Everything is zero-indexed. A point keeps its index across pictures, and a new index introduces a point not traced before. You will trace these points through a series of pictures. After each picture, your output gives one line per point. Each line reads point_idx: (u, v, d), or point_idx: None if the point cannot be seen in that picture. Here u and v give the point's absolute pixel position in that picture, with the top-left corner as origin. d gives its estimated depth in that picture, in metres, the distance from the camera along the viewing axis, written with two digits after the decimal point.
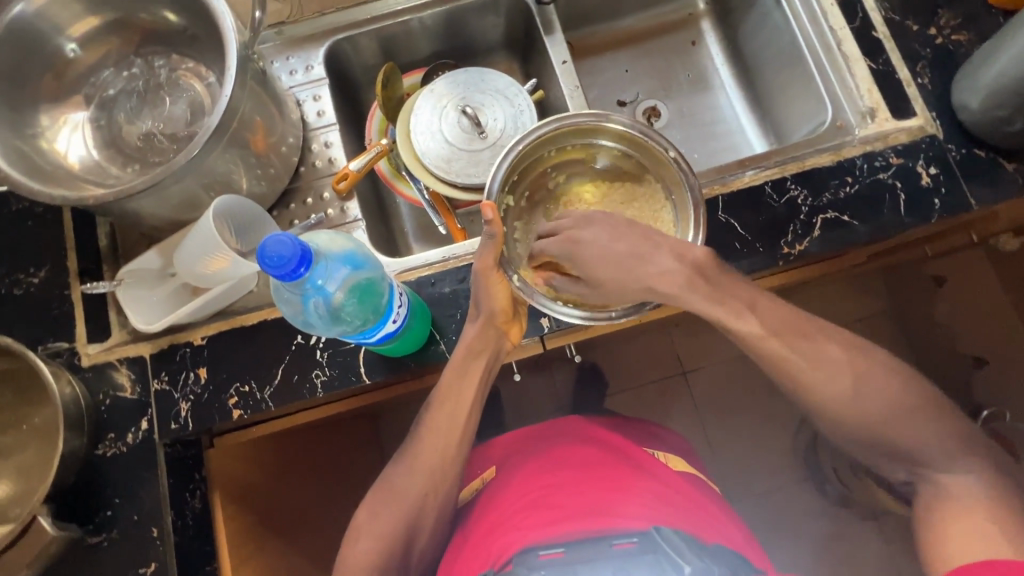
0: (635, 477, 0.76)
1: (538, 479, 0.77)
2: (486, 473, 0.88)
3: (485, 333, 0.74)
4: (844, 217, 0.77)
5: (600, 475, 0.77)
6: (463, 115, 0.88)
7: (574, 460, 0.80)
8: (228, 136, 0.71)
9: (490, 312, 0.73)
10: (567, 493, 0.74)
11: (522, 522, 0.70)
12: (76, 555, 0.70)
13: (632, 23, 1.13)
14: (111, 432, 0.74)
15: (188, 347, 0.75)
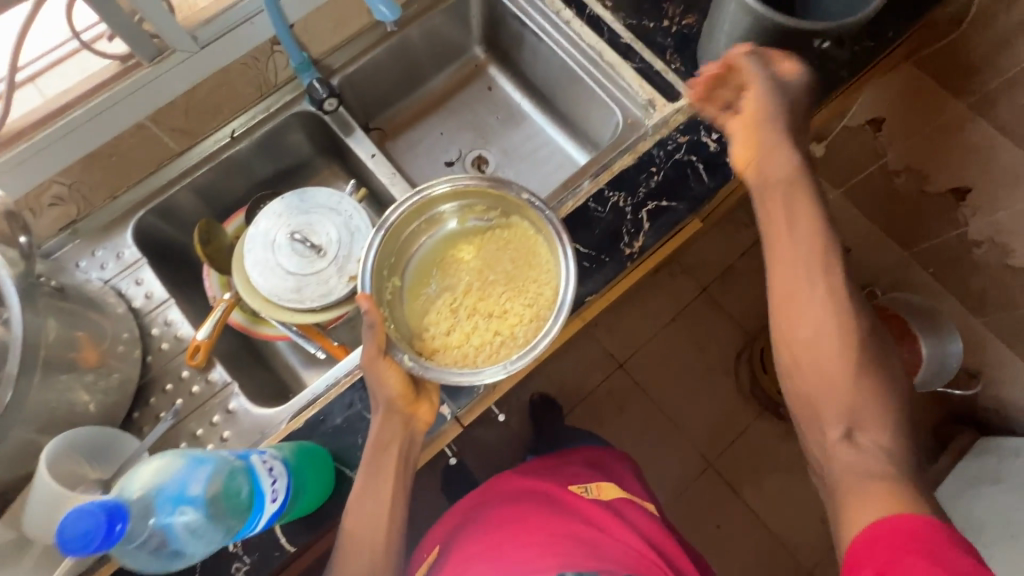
0: (552, 519, 0.81)
1: (466, 552, 0.80)
2: (432, 553, 0.88)
3: (389, 422, 0.71)
4: (663, 202, 0.84)
5: (517, 526, 0.81)
6: (296, 241, 0.88)
7: (503, 519, 0.84)
8: (42, 371, 0.66)
9: (387, 399, 0.71)
10: (491, 553, 0.78)
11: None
12: None
13: (429, 92, 1.18)
14: None
15: None
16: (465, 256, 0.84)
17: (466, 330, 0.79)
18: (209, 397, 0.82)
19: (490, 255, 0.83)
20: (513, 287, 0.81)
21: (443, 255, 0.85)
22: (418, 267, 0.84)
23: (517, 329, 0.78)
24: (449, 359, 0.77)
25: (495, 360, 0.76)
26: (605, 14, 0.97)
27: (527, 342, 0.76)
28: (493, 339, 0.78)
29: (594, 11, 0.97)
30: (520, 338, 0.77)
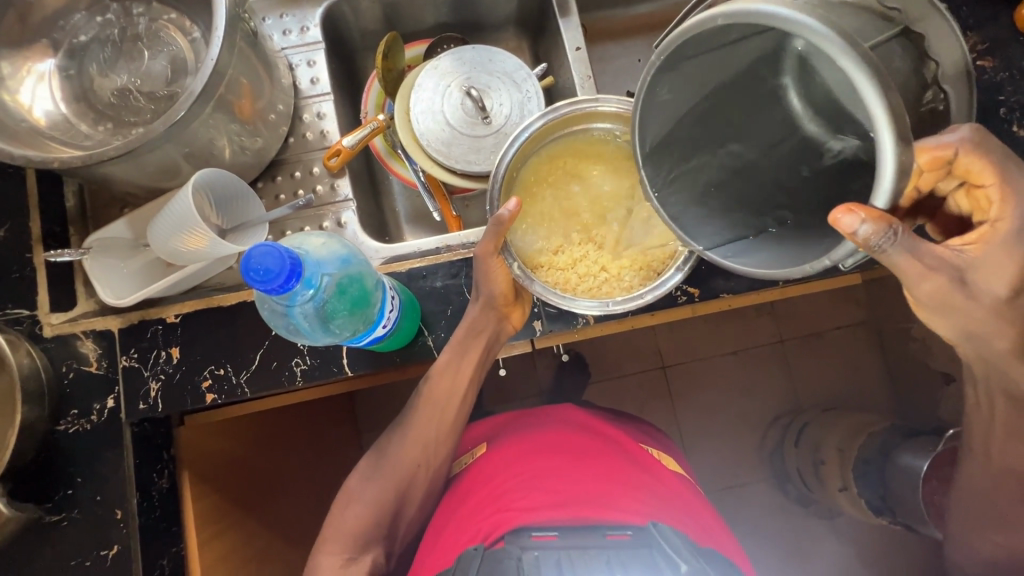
0: (630, 473, 0.76)
1: (532, 463, 0.76)
2: (477, 448, 0.86)
3: (485, 316, 0.73)
4: None
5: (593, 464, 0.76)
6: (468, 96, 0.83)
7: (565, 445, 0.80)
8: (213, 103, 0.65)
9: (490, 295, 0.71)
10: (562, 478, 0.74)
11: (519, 502, 0.71)
12: (32, 534, 0.67)
13: (649, 9, 1.08)
14: (74, 408, 0.70)
15: (161, 324, 0.71)
16: (591, 173, 0.74)
17: (570, 254, 0.72)
18: (326, 203, 0.82)
19: (617, 183, 0.74)
20: (634, 229, 0.73)
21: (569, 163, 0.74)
22: (540, 166, 0.74)
23: (623, 272, 0.71)
24: (546, 274, 0.71)
25: (595, 294, 0.70)
26: None
27: (630, 289, 0.70)
28: (597, 274, 0.72)
29: None
30: (624, 283, 0.71)
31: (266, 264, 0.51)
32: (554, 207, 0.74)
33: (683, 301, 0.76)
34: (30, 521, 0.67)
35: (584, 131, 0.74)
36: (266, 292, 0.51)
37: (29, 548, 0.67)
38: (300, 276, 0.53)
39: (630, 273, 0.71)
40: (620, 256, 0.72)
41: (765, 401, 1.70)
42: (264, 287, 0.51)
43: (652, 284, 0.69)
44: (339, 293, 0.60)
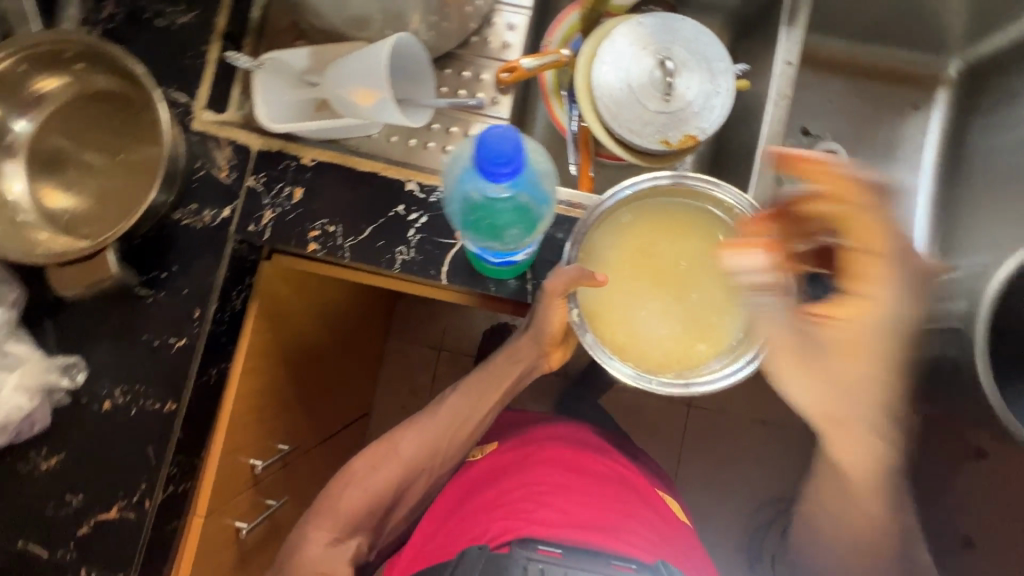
0: (638, 508, 0.75)
1: (542, 476, 0.76)
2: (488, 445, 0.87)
3: (529, 347, 0.79)
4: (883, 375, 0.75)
5: (604, 490, 0.76)
6: (659, 66, 0.79)
7: (577, 464, 0.79)
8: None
9: (539, 328, 0.75)
10: (571, 497, 0.73)
11: (528, 511, 0.70)
12: (117, 298, 0.71)
13: (864, 54, 0.99)
14: (193, 203, 0.73)
15: (295, 162, 0.73)
16: (682, 243, 0.70)
17: (631, 318, 0.70)
18: (479, 115, 0.80)
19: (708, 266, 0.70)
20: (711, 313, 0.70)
21: (654, 225, 0.71)
22: (624, 218, 0.71)
23: (679, 355, 0.70)
24: (602, 331, 0.70)
25: (642, 365, 0.69)
26: None
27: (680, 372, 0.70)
28: (655, 350, 0.70)
29: None
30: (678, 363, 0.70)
31: (500, 146, 0.53)
32: (633, 266, 0.71)
33: None
34: (122, 287, 0.70)
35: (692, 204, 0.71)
36: (478, 165, 0.54)
37: (108, 309, 0.71)
38: (511, 178, 0.55)
39: (687, 356, 0.70)
40: (683, 339, 0.70)
41: (772, 480, 1.65)
42: (482, 161, 0.54)
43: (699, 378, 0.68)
44: (521, 211, 0.61)
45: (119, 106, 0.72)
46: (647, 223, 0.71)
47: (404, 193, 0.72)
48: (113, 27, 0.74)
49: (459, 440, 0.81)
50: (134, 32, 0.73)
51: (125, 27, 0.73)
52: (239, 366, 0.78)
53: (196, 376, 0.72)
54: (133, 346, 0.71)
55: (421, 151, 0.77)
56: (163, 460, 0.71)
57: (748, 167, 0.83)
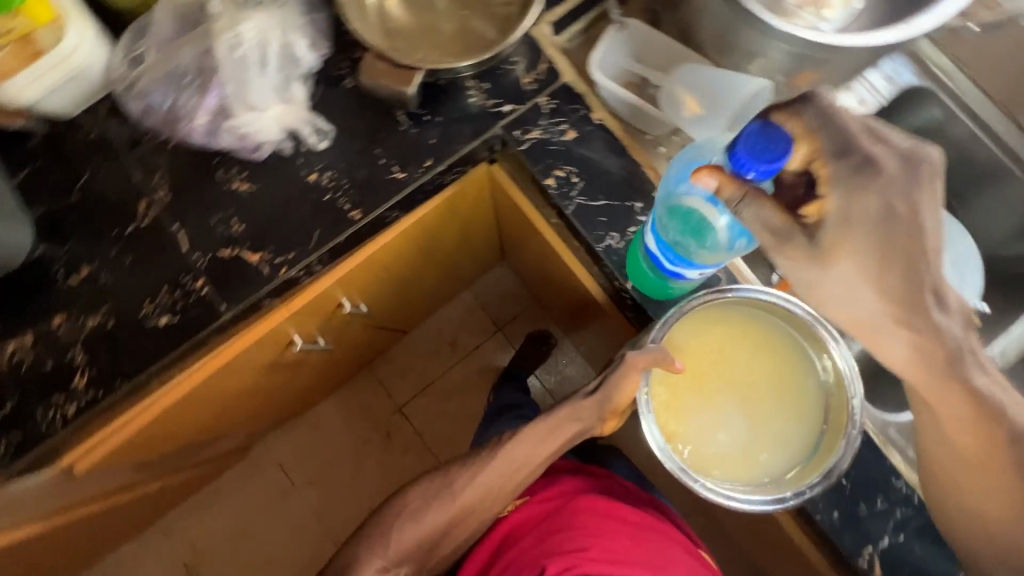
0: (674, 558, 0.79)
1: (582, 522, 0.79)
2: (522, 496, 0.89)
3: (590, 409, 0.76)
4: None
5: (642, 539, 0.79)
6: None
7: (610, 509, 0.82)
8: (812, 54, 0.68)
9: (609, 397, 0.74)
10: (614, 545, 0.76)
11: (577, 558, 0.74)
12: (381, 109, 0.77)
13: None
14: (487, 82, 0.78)
15: (584, 111, 0.78)
16: (751, 347, 0.71)
17: (689, 408, 0.71)
18: None
19: (781, 393, 0.71)
20: (773, 436, 0.70)
21: (744, 329, 0.72)
22: (724, 313, 0.72)
23: (727, 465, 0.69)
24: (661, 406, 0.71)
25: (692, 459, 0.70)
26: None
27: (724, 475, 0.69)
28: (704, 449, 0.70)
29: None
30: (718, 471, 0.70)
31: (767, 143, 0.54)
32: (706, 359, 0.71)
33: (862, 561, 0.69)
34: (394, 105, 0.77)
35: (777, 323, 0.72)
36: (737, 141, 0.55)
37: (367, 111, 0.77)
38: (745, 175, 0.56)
39: (733, 470, 0.69)
40: (735, 449, 0.70)
41: None
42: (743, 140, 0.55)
43: (745, 499, 0.67)
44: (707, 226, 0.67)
45: None
46: (733, 325, 0.72)
47: (648, 196, 0.76)
48: None
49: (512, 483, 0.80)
50: None
51: None
52: (379, 241, 0.84)
53: (388, 207, 0.77)
54: (362, 151, 0.77)
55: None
56: (318, 247, 0.76)
57: None
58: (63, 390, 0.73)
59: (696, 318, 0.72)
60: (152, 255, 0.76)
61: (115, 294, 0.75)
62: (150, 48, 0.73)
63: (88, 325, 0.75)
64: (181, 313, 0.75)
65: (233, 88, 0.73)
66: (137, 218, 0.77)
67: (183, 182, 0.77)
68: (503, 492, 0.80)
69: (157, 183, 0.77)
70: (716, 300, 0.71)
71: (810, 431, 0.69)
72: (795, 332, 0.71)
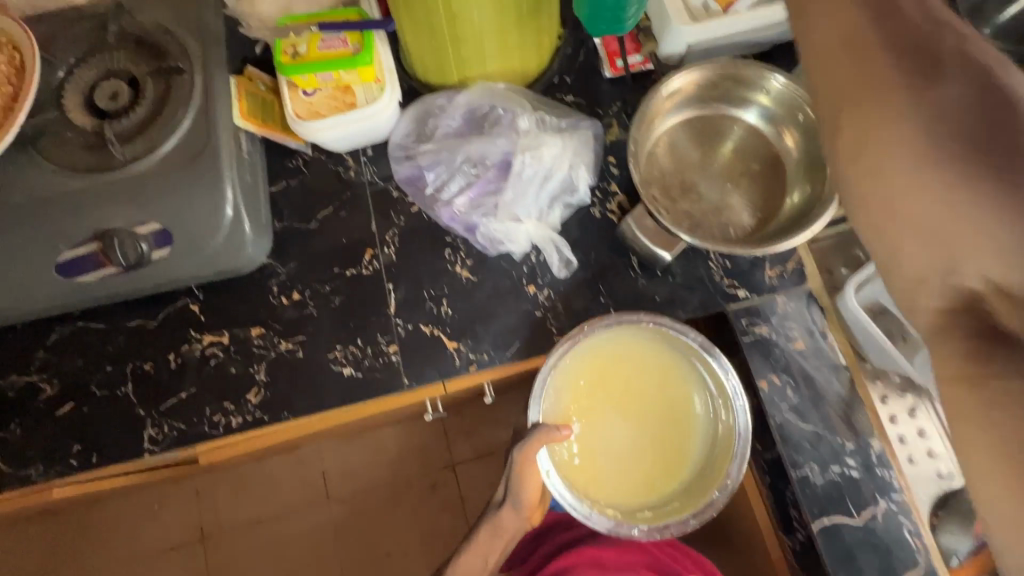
0: None
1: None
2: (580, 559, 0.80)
3: (512, 522, 0.77)
4: None
5: None
6: None
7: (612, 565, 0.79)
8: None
9: (517, 501, 0.76)
10: None
11: None
12: (619, 250, 0.77)
13: None
14: (731, 261, 0.76)
15: (821, 325, 0.74)
16: (638, 365, 0.78)
17: (595, 424, 0.78)
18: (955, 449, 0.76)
19: (653, 379, 0.78)
20: (666, 439, 0.78)
21: (617, 353, 0.77)
22: (610, 354, 0.78)
23: (600, 478, 0.77)
24: (567, 467, 0.77)
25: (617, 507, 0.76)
26: None
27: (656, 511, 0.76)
28: (611, 491, 0.77)
29: None
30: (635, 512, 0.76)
31: None
32: (598, 405, 0.78)
33: None
34: (635, 253, 0.76)
35: (641, 335, 0.77)
36: None
37: (605, 246, 0.77)
38: None
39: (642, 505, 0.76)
40: (639, 478, 0.77)
41: None
42: None
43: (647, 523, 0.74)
44: None
45: (770, 166, 0.79)
46: (611, 367, 0.78)
47: (862, 439, 0.71)
48: None
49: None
50: None
51: None
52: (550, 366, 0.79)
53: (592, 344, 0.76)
54: (587, 282, 0.77)
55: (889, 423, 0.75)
56: (516, 357, 0.76)
57: None
58: (236, 400, 0.75)
59: (573, 384, 0.78)
60: (358, 302, 0.78)
61: (315, 329, 0.77)
62: (442, 126, 0.78)
63: (279, 348, 0.77)
64: (365, 369, 0.76)
65: (505, 194, 0.76)
66: (361, 263, 0.79)
67: (413, 247, 0.79)
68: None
69: (389, 239, 0.80)
70: (592, 342, 0.76)
71: (701, 425, 0.78)
72: (658, 344, 0.78)
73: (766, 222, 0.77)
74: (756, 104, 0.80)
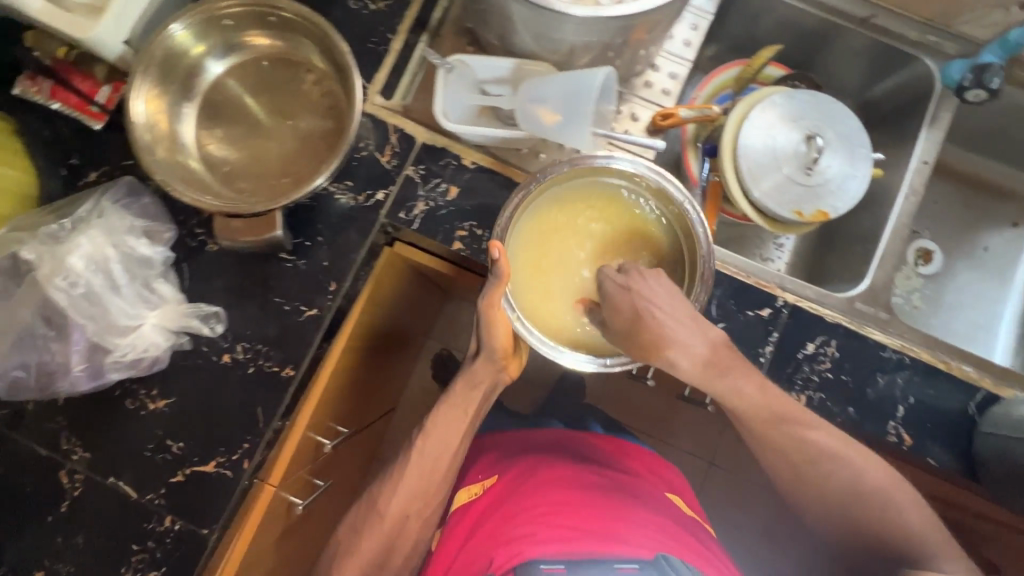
0: (627, 503, 0.73)
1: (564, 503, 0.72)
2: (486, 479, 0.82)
3: (484, 368, 0.73)
4: (864, 376, 0.74)
5: (610, 499, 0.74)
6: (808, 142, 0.82)
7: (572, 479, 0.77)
8: (634, 23, 0.65)
9: (490, 347, 0.70)
10: (574, 512, 0.70)
11: (525, 533, 0.67)
12: (261, 260, 0.72)
13: (970, 166, 1.03)
14: (348, 180, 0.75)
15: (455, 161, 0.75)
16: (593, 216, 0.71)
17: (568, 289, 0.70)
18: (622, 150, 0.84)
19: (610, 226, 0.72)
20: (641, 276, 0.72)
21: (560, 207, 0.71)
22: (564, 207, 0.71)
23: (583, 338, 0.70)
24: (540, 320, 0.69)
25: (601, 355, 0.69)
26: None
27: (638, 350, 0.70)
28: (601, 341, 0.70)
29: None
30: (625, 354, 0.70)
31: None
32: (570, 264, 0.71)
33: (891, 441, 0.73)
34: (274, 251, 0.71)
35: (587, 180, 0.71)
36: None
37: (247, 268, 0.72)
38: None
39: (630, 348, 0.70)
40: None
41: None
42: None
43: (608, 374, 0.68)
44: None
45: (300, 78, 0.74)
46: (566, 224, 0.71)
47: None
48: None
49: (443, 478, 0.72)
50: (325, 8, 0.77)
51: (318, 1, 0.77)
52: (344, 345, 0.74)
53: (317, 347, 0.73)
54: (264, 307, 0.72)
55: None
56: (270, 421, 0.70)
57: (873, 250, 0.85)
58: None
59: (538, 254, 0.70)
60: (100, 520, 0.68)
61: None
62: None
63: None
64: (165, 560, 0.68)
65: (93, 324, 0.65)
66: (67, 490, 0.69)
67: (95, 430, 0.69)
68: (432, 490, 0.72)
69: (69, 446, 0.69)
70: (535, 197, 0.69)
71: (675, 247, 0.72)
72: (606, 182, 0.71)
73: (339, 124, 0.74)
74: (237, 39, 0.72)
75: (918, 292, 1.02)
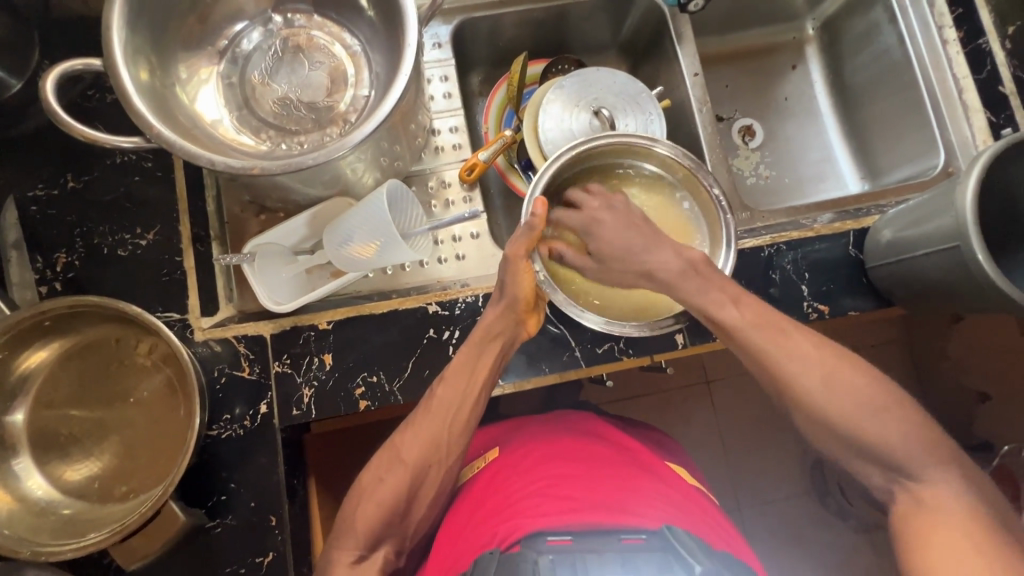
0: (637, 476, 0.67)
1: (566, 469, 0.66)
2: (489, 451, 0.75)
3: (501, 318, 0.70)
4: (759, 279, 0.79)
5: (614, 471, 0.66)
6: (597, 117, 0.86)
7: (577, 453, 0.69)
8: (385, 128, 0.65)
9: (512, 298, 0.69)
10: (580, 483, 0.63)
11: (533, 505, 0.59)
12: (188, 545, 0.66)
13: (731, 41, 1.13)
14: (225, 412, 0.70)
15: (313, 330, 0.72)
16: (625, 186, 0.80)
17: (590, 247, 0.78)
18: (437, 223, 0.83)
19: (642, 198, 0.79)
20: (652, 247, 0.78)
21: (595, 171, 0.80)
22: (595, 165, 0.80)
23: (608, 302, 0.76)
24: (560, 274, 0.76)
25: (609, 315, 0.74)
26: (996, 53, 0.92)
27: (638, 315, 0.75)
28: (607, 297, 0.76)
29: (985, 45, 0.92)
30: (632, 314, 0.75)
31: None
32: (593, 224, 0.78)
33: (814, 318, 0.78)
34: (194, 528, 0.65)
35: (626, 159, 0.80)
36: None
37: (182, 560, 0.65)
38: None
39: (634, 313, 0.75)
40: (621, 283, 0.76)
41: None
42: None
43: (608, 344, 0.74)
44: None
45: (112, 353, 0.68)
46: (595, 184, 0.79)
47: (428, 316, 0.73)
48: (75, 274, 0.71)
49: (463, 427, 0.67)
50: (99, 273, 0.71)
51: (87, 270, 0.71)
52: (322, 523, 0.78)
53: None
54: None
55: (419, 270, 0.78)
56: None
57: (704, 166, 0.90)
58: None
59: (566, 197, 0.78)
60: None
61: None
62: None
63: None
64: None
65: None
66: None
67: None
68: (452, 441, 0.67)
69: None
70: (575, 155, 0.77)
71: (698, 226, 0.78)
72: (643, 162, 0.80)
73: (178, 369, 0.68)
74: (23, 366, 0.66)
75: (763, 164, 1.10)
